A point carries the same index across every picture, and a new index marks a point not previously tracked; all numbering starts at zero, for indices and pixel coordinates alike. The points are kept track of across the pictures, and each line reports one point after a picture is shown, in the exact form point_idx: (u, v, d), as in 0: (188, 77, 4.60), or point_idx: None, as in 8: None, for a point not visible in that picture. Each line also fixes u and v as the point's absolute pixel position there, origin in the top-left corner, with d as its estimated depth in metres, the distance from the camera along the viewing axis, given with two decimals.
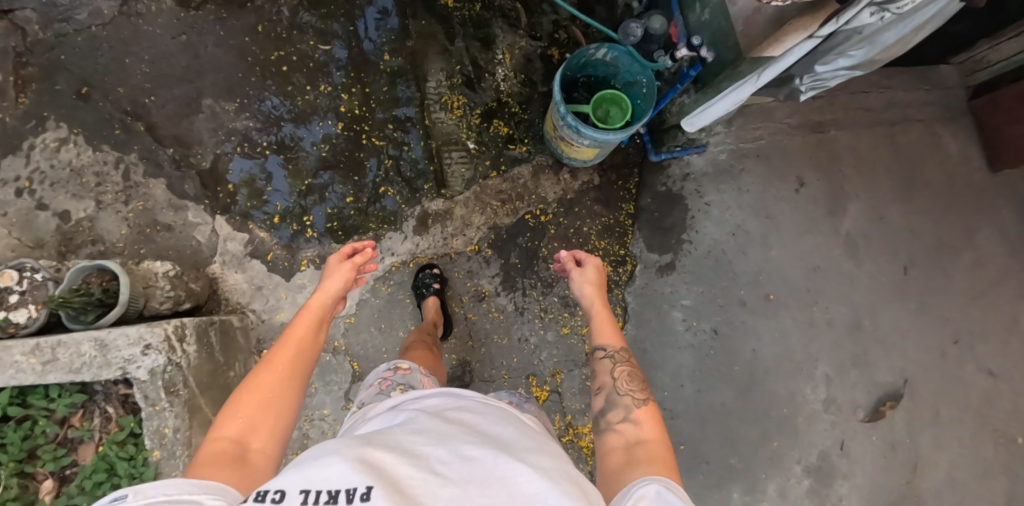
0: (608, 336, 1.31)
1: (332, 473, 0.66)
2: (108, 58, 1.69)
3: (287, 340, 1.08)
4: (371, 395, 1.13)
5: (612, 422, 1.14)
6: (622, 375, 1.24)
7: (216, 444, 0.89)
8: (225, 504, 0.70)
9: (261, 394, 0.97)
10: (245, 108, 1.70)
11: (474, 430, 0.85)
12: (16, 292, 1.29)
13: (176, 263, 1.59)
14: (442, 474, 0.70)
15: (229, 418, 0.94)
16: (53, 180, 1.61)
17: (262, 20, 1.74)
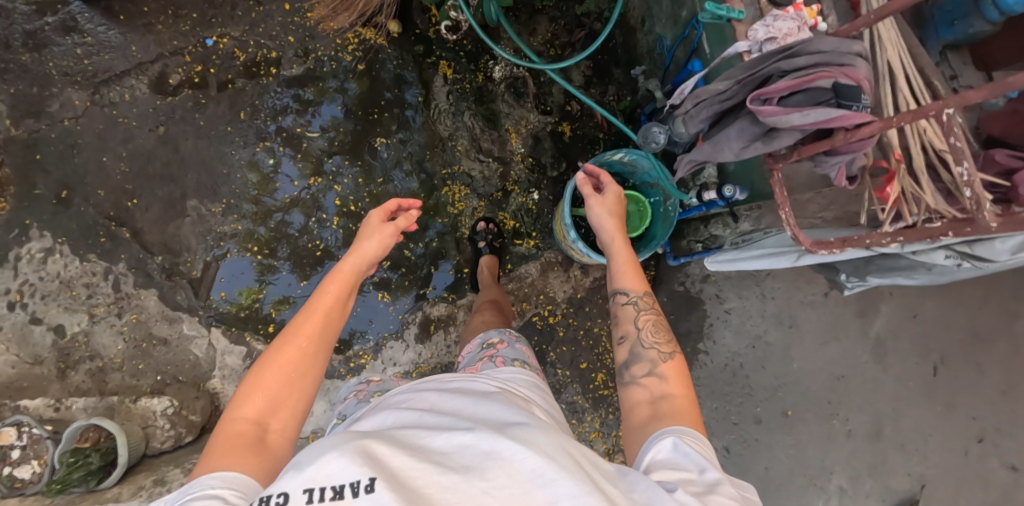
0: (630, 280, 1.01)
1: (331, 467, 0.58)
2: (85, 157, 1.58)
3: (317, 310, 0.94)
4: (351, 405, 1.20)
5: (636, 375, 0.92)
6: (648, 324, 0.97)
7: (236, 425, 0.81)
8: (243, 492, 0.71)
9: (287, 375, 0.87)
10: (233, 210, 1.61)
11: (470, 414, 0.76)
12: (17, 448, 1.28)
13: (176, 380, 1.55)
14: (442, 465, 0.61)
15: (250, 392, 0.85)
16: (43, 293, 1.55)
17: (245, 107, 1.64)
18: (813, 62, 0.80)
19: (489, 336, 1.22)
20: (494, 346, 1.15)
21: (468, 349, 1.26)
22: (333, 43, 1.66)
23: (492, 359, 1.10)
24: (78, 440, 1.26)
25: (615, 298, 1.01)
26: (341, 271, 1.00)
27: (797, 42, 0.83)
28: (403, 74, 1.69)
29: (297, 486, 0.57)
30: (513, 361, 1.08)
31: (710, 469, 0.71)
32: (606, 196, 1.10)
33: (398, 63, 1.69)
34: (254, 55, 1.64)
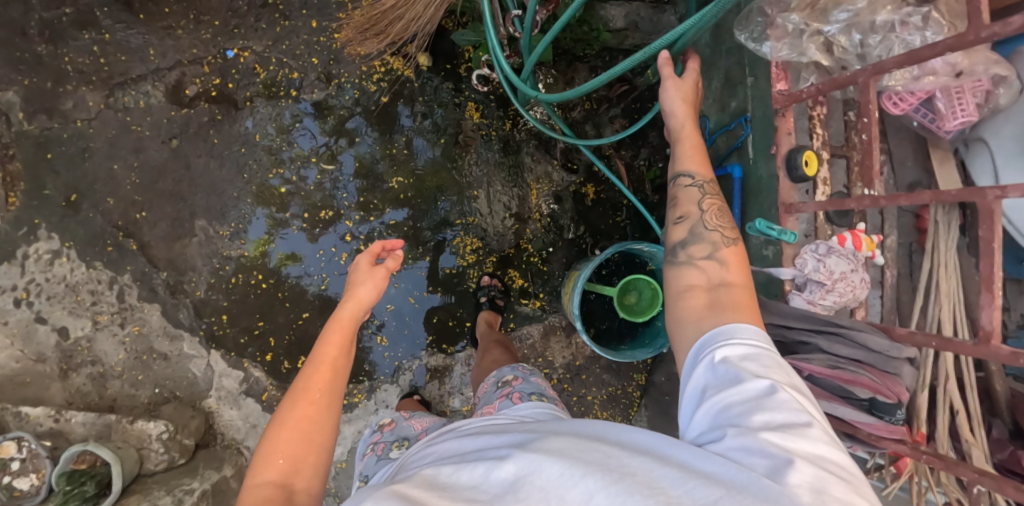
0: (693, 161, 0.91)
1: None
2: (96, 163, 1.55)
3: (323, 361, 0.82)
4: (370, 464, 1.09)
5: (694, 255, 0.84)
6: (713, 208, 0.88)
7: (259, 491, 0.70)
8: None
9: (304, 431, 0.76)
10: (241, 234, 1.61)
11: (490, 443, 0.70)
12: (17, 460, 1.33)
13: (174, 395, 1.60)
14: (473, 499, 0.56)
15: (268, 455, 0.74)
16: (49, 294, 1.55)
17: (261, 128, 1.60)
18: (857, 356, 0.96)
19: (503, 373, 1.17)
20: (509, 383, 1.10)
21: (482, 388, 1.21)
22: (358, 70, 1.60)
23: (508, 396, 1.05)
24: (75, 462, 1.33)
25: (679, 177, 0.91)
26: (342, 317, 0.86)
27: (849, 328, 0.97)
28: (429, 114, 1.63)
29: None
30: (530, 396, 1.02)
31: (753, 379, 0.61)
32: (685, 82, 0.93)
33: (426, 99, 1.63)
34: (275, 74, 1.59)
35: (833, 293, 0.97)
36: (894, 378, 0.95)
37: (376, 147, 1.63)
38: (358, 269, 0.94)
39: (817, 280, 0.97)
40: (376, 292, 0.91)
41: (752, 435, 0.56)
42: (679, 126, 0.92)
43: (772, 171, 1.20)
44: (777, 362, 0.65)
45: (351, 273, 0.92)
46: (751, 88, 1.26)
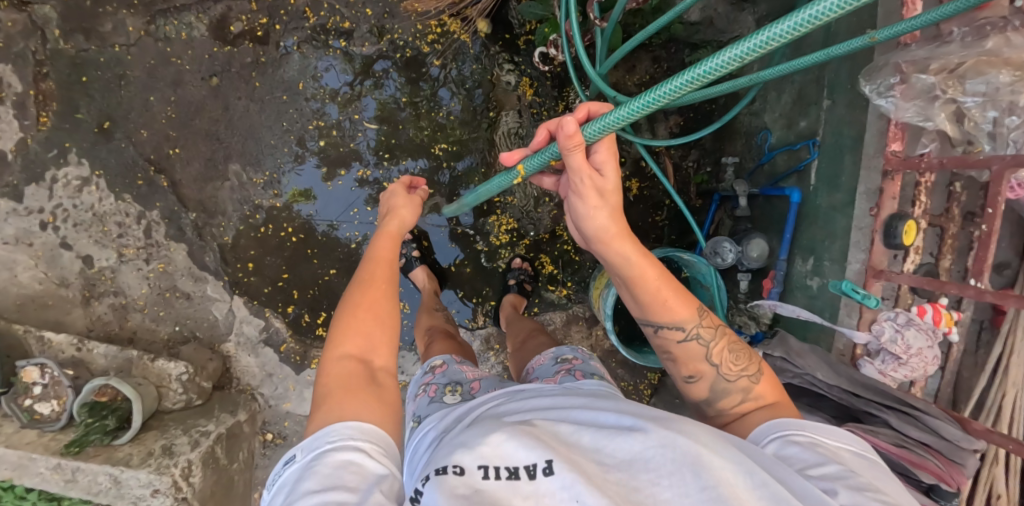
0: (673, 310, 0.80)
1: (503, 452, 0.60)
2: (133, 92, 1.50)
3: (381, 258, 0.99)
4: (421, 406, 0.99)
5: (725, 408, 0.79)
6: (721, 351, 0.80)
7: (342, 364, 0.83)
8: (366, 451, 0.69)
9: (371, 311, 0.90)
10: (274, 184, 1.57)
11: (595, 401, 0.74)
12: (39, 385, 1.35)
13: (193, 335, 1.60)
14: (603, 463, 0.61)
15: (346, 334, 0.87)
16: (76, 221, 1.53)
17: (305, 76, 1.54)
18: (924, 439, 0.93)
19: (563, 351, 1.14)
20: (571, 362, 1.07)
21: (537, 362, 1.18)
22: (413, 28, 1.53)
23: (571, 373, 1.01)
24: (96, 394, 1.34)
25: (666, 333, 0.81)
26: (390, 229, 1.08)
27: (921, 411, 0.95)
28: (482, 86, 1.58)
29: (469, 463, 0.59)
30: (595, 377, 1.00)
31: (834, 461, 0.63)
32: (605, 183, 0.77)
33: (480, 68, 1.57)
34: (325, 21, 1.51)
35: (905, 366, 0.99)
36: (960, 470, 0.91)
37: (400, 93, 1.57)
38: (396, 195, 1.17)
39: (892, 351, 0.99)
40: (412, 212, 1.16)
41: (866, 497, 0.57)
42: (633, 272, 0.79)
43: (835, 202, 1.17)
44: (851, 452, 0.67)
45: (390, 197, 1.15)
46: (827, 111, 1.21)
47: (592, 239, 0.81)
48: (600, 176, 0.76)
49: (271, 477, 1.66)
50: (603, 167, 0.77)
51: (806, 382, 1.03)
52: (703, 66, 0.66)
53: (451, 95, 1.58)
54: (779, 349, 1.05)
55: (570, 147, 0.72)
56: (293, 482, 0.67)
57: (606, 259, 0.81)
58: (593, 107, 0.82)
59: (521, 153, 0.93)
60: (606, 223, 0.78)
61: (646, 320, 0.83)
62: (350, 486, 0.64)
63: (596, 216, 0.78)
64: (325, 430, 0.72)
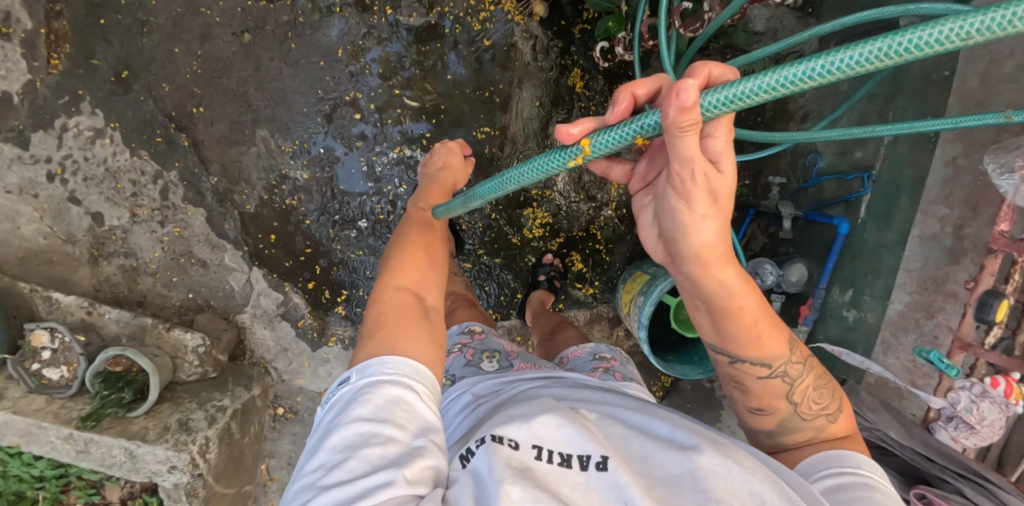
0: (765, 348, 0.74)
1: (560, 436, 0.62)
2: (157, 41, 1.40)
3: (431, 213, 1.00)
4: (457, 363, 1.05)
5: (789, 443, 0.77)
6: (804, 392, 0.76)
7: (398, 294, 0.79)
8: (416, 398, 0.65)
9: (428, 254, 0.88)
10: (303, 155, 1.50)
11: (647, 408, 0.74)
12: (49, 350, 1.29)
13: (207, 304, 1.54)
14: (651, 475, 0.59)
15: (402, 267, 0.84)
16: (86, 175, 1.44)
17: (345, 43, 1.45)
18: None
19: (602, 349, 1.15)
20: (610, 360, 1.08)
21: (572, 353, 1.19)
22: (465, 3, 1.45)
23: (609, 372, 1.02)
24: (110, 364, 1.29)
25: (746, 368, 0.75)
26: (442, 182, 1.13)
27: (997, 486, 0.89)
28: (529, 69, 1.51)
29: (525, 440, 0.61)
30: (633, 381, 1.01)
31: None
32: (723, 182, 0.61)
33: (529, 52, 1.49)
34: None
35: (975, 433, 0.94)
36: None
37: (432, 67, 1.48)
38: (453, 154, 1.20)
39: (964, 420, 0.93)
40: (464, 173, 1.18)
41: None
42: (730, 300, 0.70)
43: (884, 240, 1.19)
44: None
45: (448, 154, 1.18)
46: (887, 146, 1.21)
47: (688, 255, 0.68)
48: (716, 175, 0.60)
49: (279, 450, 1.63)
50: (723, 160, 0.61)
51: (876, 438, 1.01)
52: (915, 34, 0.50)
53: (494, 78, 1.51)
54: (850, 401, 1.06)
55: (685, 129, 0.54)
56: (342, 404, 0.64)
57: (694, 280, 0.70)
58: (715, 71, 0.61)
59: (591, 123, 0.69)
60: (714, 239, 0.65)
61: (724, 350, 0.76)
62: (395, 433, 0.59)
63: (701, 227, 0.64)
64: (379, 360, 0.67)
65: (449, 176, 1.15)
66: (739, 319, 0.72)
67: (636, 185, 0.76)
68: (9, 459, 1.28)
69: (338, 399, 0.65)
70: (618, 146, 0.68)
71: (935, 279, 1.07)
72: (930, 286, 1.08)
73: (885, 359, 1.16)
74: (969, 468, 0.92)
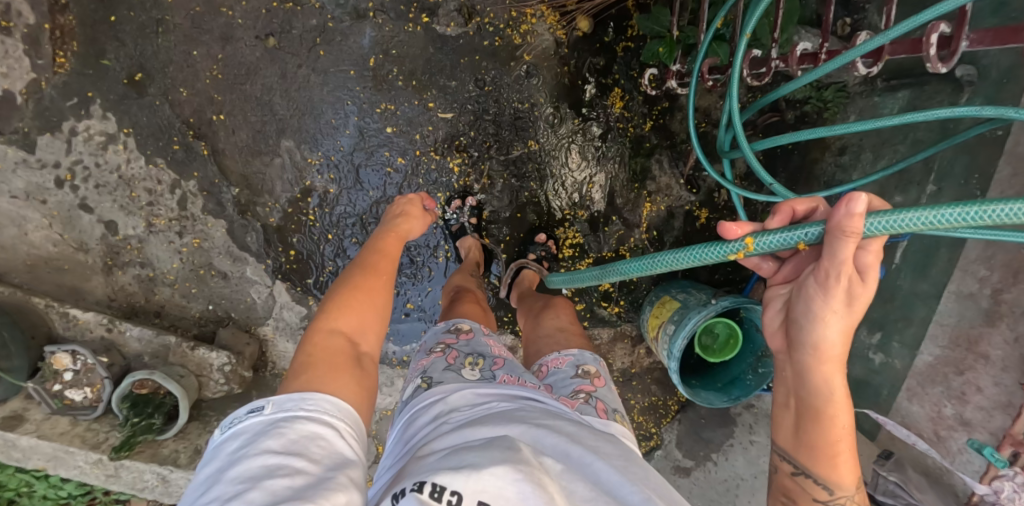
0: (836, 470, 0.64)
1: (513, 495, 0.53)
2: (174, 43, 1.32)
3: (386, 253, 1.01)
4: (436, 366, 0.91)
5: None
6: None
7: (331, 338, 0.80)
8: (327, 432, 0.61)
9: (369, 299, 0.88)
10: (330, 168, 1.43)
11: (594, 445, 0.69)
12: (71, 371, 1.25)
13: (228, 316, 1.50)
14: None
15: (342, 310, 0.85)
16: (98, 182, 1.36)
17: (377, 51, 1.37)
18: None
19: (585, 364, 1.00)
20: (591, 384, 0.93)
21: (552, 369, 1.03)
22: (506, 14, 1.38)
23: (590, 402, 0.87)
24: (137, 387, 1.24)
25: (807, 484, 0.66)
26: (395, 229, 1.10)
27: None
28: (570, 86, 1.45)
29: (471, 496, 0.53)
30: (615, 415, 0.86)
31: None
32: (863, 292, 0.60)
33: (568, 68, 1.43)
34: None
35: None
36: None
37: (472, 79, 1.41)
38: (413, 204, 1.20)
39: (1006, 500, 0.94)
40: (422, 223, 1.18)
41: None
42: (828, 406, 0.64)
43: (919, 290, 1.22)
44: None
45: (407, 204, 1.17)
46: (930, 197, 1.24)
47: (800, 338, 0.64)
48: (860, 283, 0.59)
49: None
50: (870, 273, 0.59)
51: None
52: None
53: (534, 94, 1.44)
54: (895, 474, 1.13)
55: (847, 233, 0.56)
56: (253, 437, 0.58)
57: (801, 375, 0.65)
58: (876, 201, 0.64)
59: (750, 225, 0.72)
60: (838, 341, 0.61)
61: (792, 454, 0.68)
62: (308, 468, 0.54)
63: (828, 322, 0.61)
64: (303, 396, 0.65)
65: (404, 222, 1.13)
66: (824, 421, 0.64)
67: (774, 281, 0.73)
68: (34, 482, 1.26)
69: (249, 431, 0.59)
70: (778, 248, 0.68)
71: (968, 337, 1.11)
72: (962, 343, 1.12)
73: (910, 406, 1.21)
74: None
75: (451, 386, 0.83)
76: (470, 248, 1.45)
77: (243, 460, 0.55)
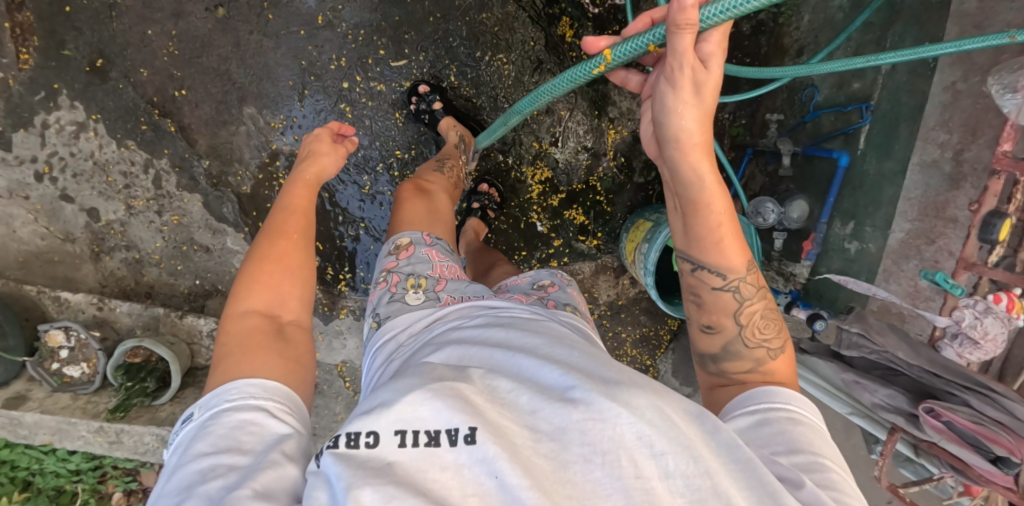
0: (721, 252, 0.66)
1: (425, 413, 0.49)
2: (128, 26, 1.34)
3: (295, 209, 0.91)
4: (382, 302, 0.91)
5: (729, 371, 0.67)
6: (754, 316, 0.68)
7: (246, 320, 0.75)
8: (258, 411, 0.61)
9: (281, 266, 0.81)
10: (294, 130, 1.47)
11: (513, 336, 0.65)
12: (66, 348, 1.29)
13: (215, 289, 1.54)
14: (536, 428, 0.49)
15: (252, 286, 0.79)
16: (75, 171, 1.39)
17: (324, 9, 1.39)
18: (998, 419, 0.82)
19: (539, 275, 1.01)
20: (545, 289, 0.95)
21: (511, 282, 1.05)
22: None
23: (543, 300, 0.90)
24: (129, 356, 1.28)
25: (704, 275, 0.67)
26: (304, 176, 0.98)
27: (1002, 395, 0.84)
28: (518, 18, 1.46)
29: (385, 428, 0.49)
30: (566, 306, 0.89)
31: (805, 451, 0.53)
32: (708, 79, 0.61)
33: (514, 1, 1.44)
34: None
35: (981, 349, 0.88)
36: None
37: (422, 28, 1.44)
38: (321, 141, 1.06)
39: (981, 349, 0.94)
40: (337, 160, 1.05)
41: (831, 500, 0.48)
42: (702, 195, 0.64)
43: (885, 171, 1.21)
44: (850, 486, 0.52)
45: (313, 142, 1.04)
46: (885, 75, 1.21)
47: (666, 142, 0.64)
48: (703, 69, 0.60)
49: None
50: (711, 59, 0.60)
51: (884, 360, 0.96)
52: None
53: (483, 33, 1.46)
54: (857, 324, 0.99)
55: (680, 26, 0.56)
56: (185, 446, 0.59)
57: (673, 173, 0.65)
58: None
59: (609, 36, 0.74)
60: (694, 126, 0.62)
61: (684, 255, 0.69)
62: (237, 457, 0.55)
63: (682, 114, 0.61)
64: (224, 387, 0.63)
65: (314, 166, 1.00)
66: (703, 214, 0.65)
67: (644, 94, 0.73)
68: (44, 457, 1.33)
69: (183, 441, 0.60)
70: (633, 54, 0.71)
71: (936, 205, 1.10)
72: (931, 213, 1.10)
73: (887, 286, 1.19)
74: (974, 380, 0.87)
75: (404, 318, 0.84)
76: (448, 128, 1.40)
77: (181, 468, 0.56)
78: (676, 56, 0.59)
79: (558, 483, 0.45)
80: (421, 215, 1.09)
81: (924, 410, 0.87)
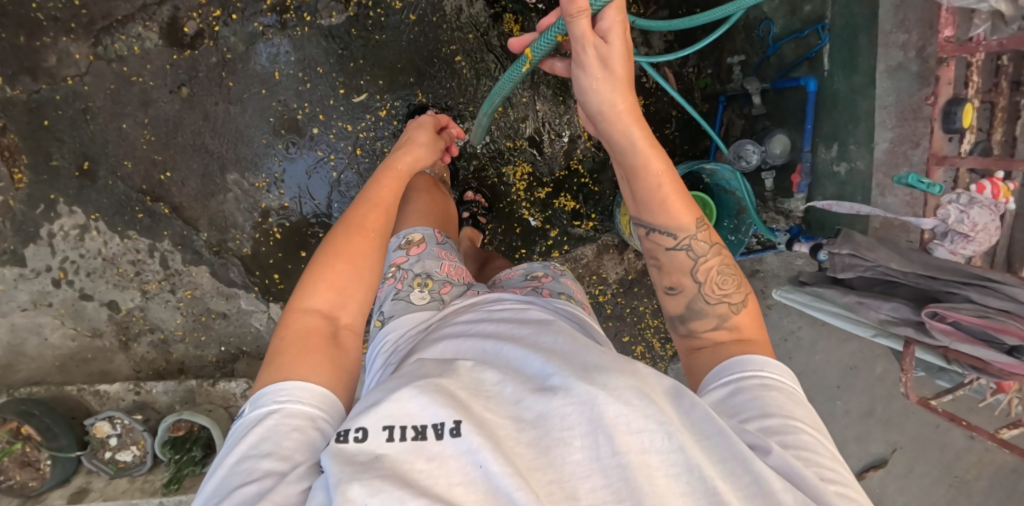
0: (667, 212, 0.69)
1: (413, 408, 0.50)
2: (102, 125, 1.41)
3: (378, 202, 0.83)
4: (387, 300, 0.91)
5: (695, 330, 0.70)
6: (710, 269, 0.70)
7: (304, 318, 0.68)
8: (300, 414, 0.57)
9: (351, 263, 0.73)
10: (278, 184, 1.53)
11: (501, 331, 0.67)
12: (114, 436, 1.36)
13: (240, 350, 1.59)
14: (519, 418, 0.50)
15: (317, 281, 0.71)
16: (88, 270, 1.47)
17: (275, 64, 1.45)
18: (1003, 307, 0.81)
19: (532, 267, 1.03)
20: (539, 279, 0.97)
21: (504, 278, 1.07)
22: None
23: (538, 290, 0.92)
24: (173, 430, 1.34)
25: (658, 237, 0.70)
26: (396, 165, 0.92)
27: (1003, 283, 0.82)
28: (465, 25, 1.50)
29: (374, 424, 0.49)
30: (561, 294, 0.90)
31: (778, 415, 0.54)
32: (612, 52, 0.62)
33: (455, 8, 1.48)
34: None
35: (973, 242, 0.86)
36: None
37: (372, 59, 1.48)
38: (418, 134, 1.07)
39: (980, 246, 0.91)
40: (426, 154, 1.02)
41: (802, 467, 0.48)
42: (637, 161, 0.66)
43: (855, 86, 1.18)
44: (825, 449, 0.52)
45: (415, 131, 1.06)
46: None
47: (596, 118, 0.66)
48: (603, 45, 0.61)
49: None
50: (609, 34, 0.61)
51: (880, 274, 0.96)
52: None
53: (433, 48, 1.50)
54: (845, 246, 0.99)
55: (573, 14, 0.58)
56: (232, 443, 0.56)
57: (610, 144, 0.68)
58: None
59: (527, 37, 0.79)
60: (613, 99, 0.64)
61: (640, 220, 0.72)
62: (272, 461, 0.52)
63: (598, 90, 0.63)
64: (274, 386, 0.59)
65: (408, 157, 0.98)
66: (644, 180, 0.67)
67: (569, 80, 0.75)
68: None
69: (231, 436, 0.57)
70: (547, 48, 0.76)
71: (912, 108, 1.07)
72: (909, 116, 1.08)
73: (884, 200, 1.16)
74: (971, 273, 0.85)
75: (409, 318, 0.84)
76: None
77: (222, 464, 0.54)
78: (579, 41, 0.61)
79: (539, 469, 0.46)
80: (430, 216, 1.12)
81: (930, 315, 0.86)
